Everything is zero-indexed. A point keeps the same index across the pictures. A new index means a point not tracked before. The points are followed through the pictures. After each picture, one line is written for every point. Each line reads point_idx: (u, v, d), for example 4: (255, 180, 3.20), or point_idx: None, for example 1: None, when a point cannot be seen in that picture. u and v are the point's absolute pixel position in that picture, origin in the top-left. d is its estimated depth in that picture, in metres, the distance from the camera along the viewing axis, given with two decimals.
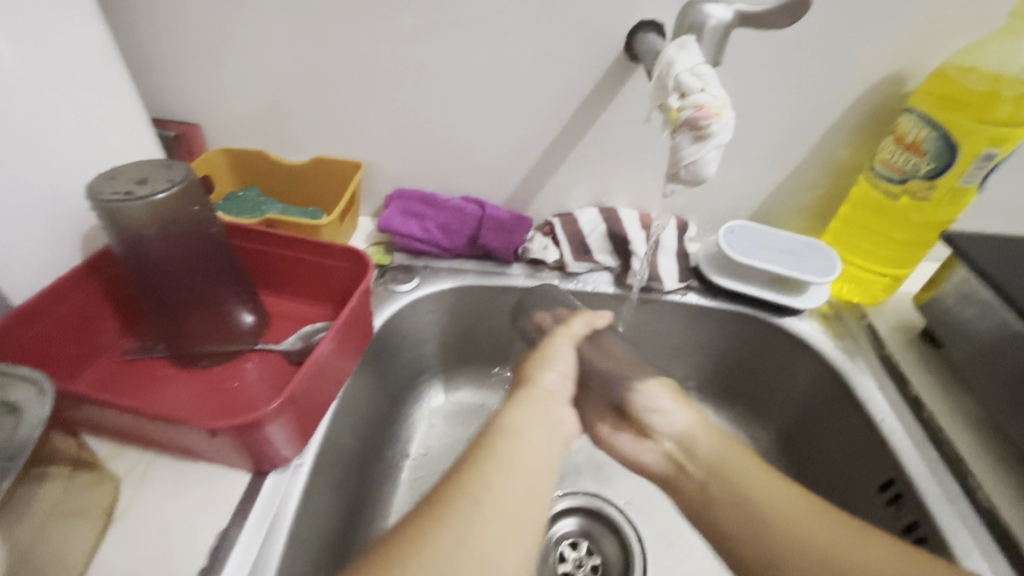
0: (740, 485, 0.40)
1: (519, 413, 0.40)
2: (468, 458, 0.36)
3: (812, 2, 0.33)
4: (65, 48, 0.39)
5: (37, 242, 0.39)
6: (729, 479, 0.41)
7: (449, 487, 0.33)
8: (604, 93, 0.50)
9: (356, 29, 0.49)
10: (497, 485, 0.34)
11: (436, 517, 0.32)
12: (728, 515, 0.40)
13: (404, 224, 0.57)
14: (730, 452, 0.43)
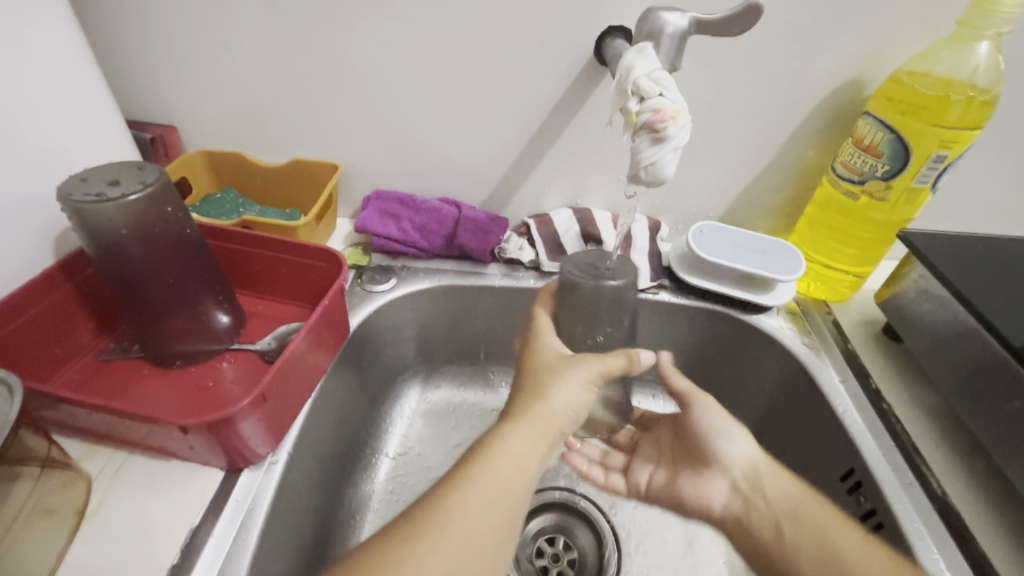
0: (801, 528, 0.43)
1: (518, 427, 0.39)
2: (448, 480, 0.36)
3: (763, 11, 0.34)
4: (36, 51, 0.39)
5: (9, 244, 0.39)
6: (797, 522, 0.44)
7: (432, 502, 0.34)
8: (576, 97, 0.51)
9: (331, 33, 0.49)
10: (475, 510, 0.34)
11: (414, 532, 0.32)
12: (731, 510, 0.49)
13: (382, 224, 0.58)
14: (802, 494, 0.45)
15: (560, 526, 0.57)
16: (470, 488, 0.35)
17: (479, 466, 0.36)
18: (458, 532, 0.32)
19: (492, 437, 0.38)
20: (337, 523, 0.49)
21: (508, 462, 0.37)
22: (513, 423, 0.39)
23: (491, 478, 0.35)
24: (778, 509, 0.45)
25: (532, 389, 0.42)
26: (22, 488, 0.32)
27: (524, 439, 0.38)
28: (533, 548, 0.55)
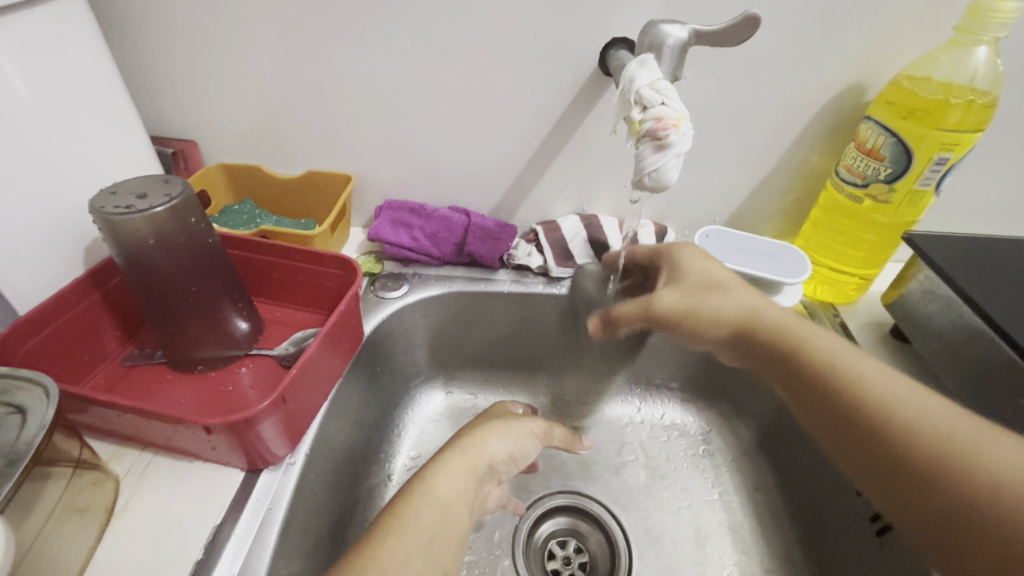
0: (813, 353, 0.38)
1: (430, 489, 0.35)
2: (377, 526, 0.33)
3: (759, 23, 0.35)
4: (68, 73, 0.41)
5: (42, 255, 0.41)
6: (806, 350, 0.38)
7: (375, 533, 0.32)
8: (581, 106, 0.53)
9: (344, 50, 0.51)
10: (415, 559, 0.31)
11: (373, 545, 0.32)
12: (767, 346, 0.40)
13: (395, 233, 0.59)
14: (799, 323, 0.40)
15: (571, 529, 0.58)
16: (396, 552, 0.31)
17: (400, 519, 0.33)
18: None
19: (420, 489, 0.35)
20: (352, 525, 0.50)
21: (431, 521, 0.34)
22: (437, 460, 0.37)
23: (418, 528, 0.33)
24: (780, 338, 0.40)
25: (454, 447, 0.39)
26: (56, 485, 0.33)
27: (451, 482, 0.36)
28: (545, 551, 0.56)
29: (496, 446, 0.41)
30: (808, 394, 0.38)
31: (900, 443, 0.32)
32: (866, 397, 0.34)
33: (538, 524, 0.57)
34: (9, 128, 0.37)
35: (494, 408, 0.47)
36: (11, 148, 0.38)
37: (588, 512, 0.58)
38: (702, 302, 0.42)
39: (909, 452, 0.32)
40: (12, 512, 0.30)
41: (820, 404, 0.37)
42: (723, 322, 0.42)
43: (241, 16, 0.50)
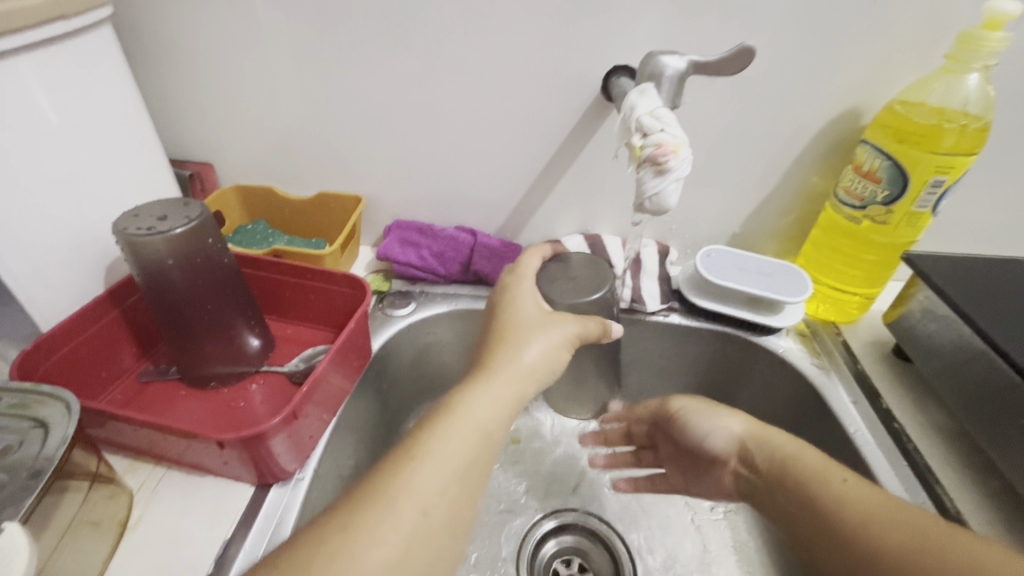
0: (823, 488, 0.38)
1: (459, 418, 0.33)
2: (397, 449, 0.32)
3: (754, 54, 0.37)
4: (95, 100, 0.43)
5: (66, 275, 0.43)
6: (804, 475, 0.40)
7: (400, 451, 0.32)
8: (583, 130, 0.55)
9: (356, 77, 0.54)
10: (426, 483, 0.30)
11: (370, 504, 0.29)
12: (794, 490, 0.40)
13: (403, 252, 0.61)
14: (787, 445, 0.42)
15: (575, 547, 0.58)
16: (423, 482, 0.30)
17: (434, 437, 0.32)
18: (406, 523, 0.29)
19: (446, 423, 0.33)
20: None
21: (462, 437, 0.33)
22: (481, 383, 0.35)
23: (453, 446, 0.32)
24: (809, 488, 0.39)
25: (497, 372, 0.36)
26: (73, 499, 0.34)
27: (484, 399, 0.35)
28: (549, 570, 0.56)
29: (532, 354, 0.38)
30: (807, 535, 0.38)
31: (887, 565, 0.33)
32: (851, 516, 0.36)
33: (542, 543, 0.57)
34: (39, 154, 0.39)
35: (509, 311, 0.41)
36: (41, 172, 0.40)
37: (593, 530, 0.58)
38: (699, 420, 0.48)
39: (869, 550, 0.34)
40: (34, 524, 0.31)
41: (801, 524, 0.39)
42: (723, 436, 0.46)
43: (259, 46, 0.52)
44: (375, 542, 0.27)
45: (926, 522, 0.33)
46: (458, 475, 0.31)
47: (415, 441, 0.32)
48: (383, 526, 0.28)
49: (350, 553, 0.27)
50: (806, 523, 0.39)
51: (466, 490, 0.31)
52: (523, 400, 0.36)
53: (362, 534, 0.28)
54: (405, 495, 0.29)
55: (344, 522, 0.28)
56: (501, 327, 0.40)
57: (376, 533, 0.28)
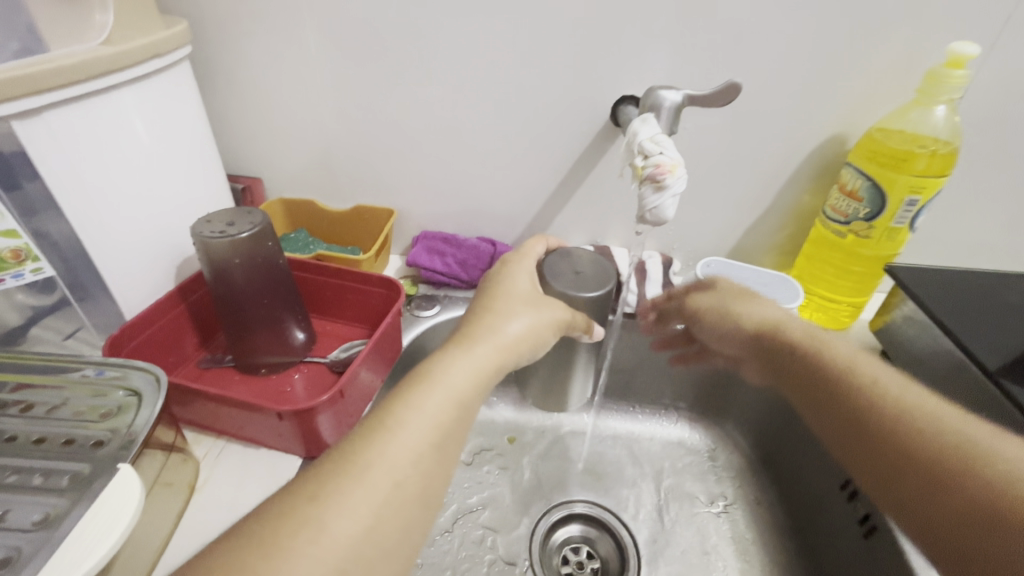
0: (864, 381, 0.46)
1: (435, 387, 0.36)
2: (381, 408, 0.34)
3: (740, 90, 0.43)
4: (176, 124, 0.50)
5: (146, 273, 0.50)
6: (832, 368, 0.49)
7: (381, 413, 0.34)
8: (593, 153, 0.61)
9: (393, 105, 0.61)
10: (401, 445, 0.32)
11: (350, 458, 0.31)
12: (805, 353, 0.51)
13: (429, 260, 0.67)
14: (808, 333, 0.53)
15: (584, 536, 0.62)
16: (398, 453, 0.32)
17: (413, 400, 0.35)
18: (378, 493, 0.30)
19: (426, 392, 0.35)
20: None
21: (439, 406, 0.35)
22: (455, 352, 0.38)
23: (428, 414, 0.34)
24: (841, 377, 0.47)
25: (475, 339, 0.40)
26: (156, 461, 0.40)
27: (462, 368, 0.37)
28: (559, 555, 0.61)
29: (514, 326, 0.42)
30: (830, 406, 0.47)
31: (902, 438, 0.41)
32: (893, 410, 0.43)
33: (554, 530, 0.62)
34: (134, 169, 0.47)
35: (501, 285, 0.46)
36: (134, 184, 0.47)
37: (600, 519, 0.63)
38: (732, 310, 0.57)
39: (882, 428, 0.43)
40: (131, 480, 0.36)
41: (840, 407, 0.47)
42: (752, 325, 0.56)
43: (311, 78, 0.60)
44: (345, 510, 0.29)
45: (938, 410, 0.41)
46: (434, 444, 0.33)
47: (388, 409, 0.34)
48: (355, 494, 0.30)
49: (320, 520, 0.28)
50: (833, 399, 0.47)
51: (437, 461, 0.33)
52: (503, 369, 0.40)
53: (335, 501, 0.29)
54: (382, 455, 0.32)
55: (315, 492, 0.30)
56: (488, 303, 0.44)
57: (343, 501, 0.29)
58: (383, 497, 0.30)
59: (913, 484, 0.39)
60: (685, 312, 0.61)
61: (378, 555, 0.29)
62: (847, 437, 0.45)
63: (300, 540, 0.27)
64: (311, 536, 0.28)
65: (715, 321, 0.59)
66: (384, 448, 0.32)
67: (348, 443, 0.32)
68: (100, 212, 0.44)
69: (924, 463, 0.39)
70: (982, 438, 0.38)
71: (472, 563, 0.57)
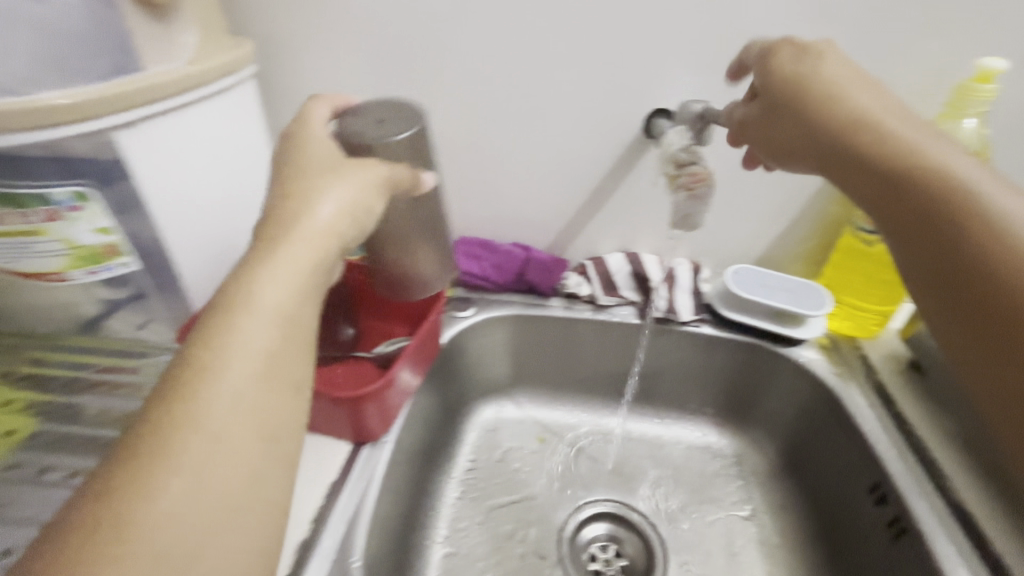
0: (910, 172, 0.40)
1: (219, 317, 0.32)
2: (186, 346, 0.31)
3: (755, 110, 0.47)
4: (244, 134, 0.55)
5: (213, 270, 0.54)
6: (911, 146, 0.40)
7: (194, 356, 0.30)
8: (626, 162, 0.64)
9: (436, 118, 0.65)
10: (224, 390, 0.29)
11: (180, 418, 0.28)
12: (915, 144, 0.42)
13: (466, 263, 0.70)
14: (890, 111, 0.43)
15: (611, 535, 0.64)
16: (205, 403, 0.29)
17: (215, 339, 0.31)
18: (210, 445, 0.28)
19: (230, 326, 0.31)
20: (420, 510, 0.59)
21: (251, 340, 0.31)
22: (261, 264, 0.34)
23: (237, 348, 0.31)
24: (864, 122, 0.42)
25: (276, 245, 0.35)
26: None
27: (273, 284, 0.33)
28: (587, 553, 0.62)
29: (320, 217, 0.36)
30: (861, 170, 0.42)
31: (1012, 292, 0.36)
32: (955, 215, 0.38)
33: (582, 528, 0.64)
34: (213, 176, 0.51)
35: (297, 159, 0.40)
36: (213, 190, 0.52)
37: (627, 519, 0.64)
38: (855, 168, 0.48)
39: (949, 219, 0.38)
40: None
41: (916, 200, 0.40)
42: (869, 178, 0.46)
43: (360, 92, 0.64)
44: (167, 471, 0.27)
45: (996, 194, 0.38)
46: (249, 378, 0.30)
47: (225, 350, 0.31)
48: (182, 457, 0.27)
49: (158, 487, 0.26)
50: (846, 165, 0.43)
51: (255, 400, 0.30)
52: (322, 262, 0.35)
53: (141, 463, 0.27)
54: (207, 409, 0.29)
55: (149, 456, 0.27)
56: (286, 188, 0.38)
57: (185, 461, 0.27)
58: (159, 451, 0.27)
59: (950, 321, 0.39)
60: (779, 92, 0.45)
61: (217, 506, 0.27)
62: (878, 205, 0.42)
63: (131, 512, 0.25)
64: (131, 509, 0.25)
65: (794, 110, 0.44)
66: (209, 396, 0.29)
67: (169, 394, 0.29)
68: (182, 214, 0.49)
69: (977, 262, 0.37)
70: (1005, 204, 0.37)
71: (502, 555, 0.60)
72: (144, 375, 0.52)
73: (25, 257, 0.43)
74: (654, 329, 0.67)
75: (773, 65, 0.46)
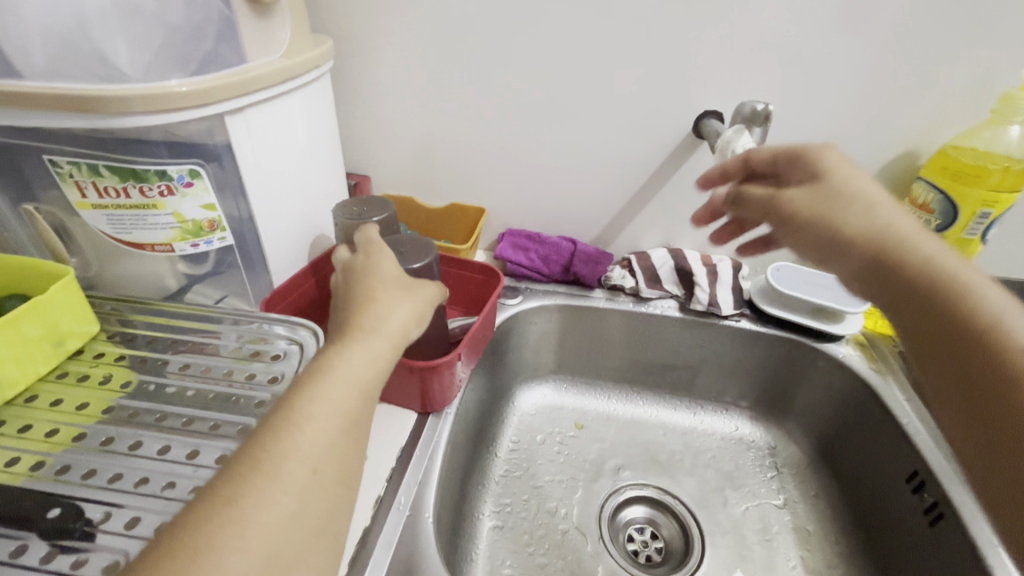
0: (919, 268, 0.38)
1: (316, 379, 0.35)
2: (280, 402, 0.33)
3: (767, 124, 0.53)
4: (324, 123, 0.59)
5: (292, 248, 0.58)
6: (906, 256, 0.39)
7: (283, 414, 0.33)
8: (674, 161, 0.67)
9: (494, 115, 0.68)
10: (306, 446, 0.31)
11: (264, 467, 0.30)
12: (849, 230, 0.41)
13: (514, 254, 0.74)
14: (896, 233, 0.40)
15: (649, 518, 0.66)
16: (298, 444, 0.31)
17: (307, 399, 0.33)
18: (294, 484, 0.30)
19: (321, 386, 0.35)
20: (471, 484, 0.62)
21: (337, 398, 0.34)
22: (344, 340, 0.38)
23: (328, 401, 0.34)
24: (886, 240, 0.40)
25: (357, 328, 0.39)
26: None
27: (359, 356, 0.37)
28: (626, 533, 0.65)
29: (395, 316, 0.41)
30: (838, 254, 0.41)
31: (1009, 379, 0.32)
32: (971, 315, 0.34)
33: (621, 510, 0.66)
34: (300, 162, 0.56)
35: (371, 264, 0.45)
36: (299, 174, 0.56)
37: (665, 504, 0.67)
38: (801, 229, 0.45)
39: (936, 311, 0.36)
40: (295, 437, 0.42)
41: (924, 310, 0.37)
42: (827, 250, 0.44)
43: (424, 89, 0.68)
44: (249, 502, 0.29)
45: (989, 291, 0.35)
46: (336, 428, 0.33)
47: (309, 399, 0.33)
48: (272, 488, 0.29)
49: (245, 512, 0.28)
50: (835, 245, 0.42)
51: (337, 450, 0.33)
52: (399, 349, 0.39)
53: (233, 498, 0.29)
54: (290, 460, 0.31)
55: (236, 486, 0.29)
56: (369, 289, 0.43)
57: (268, 490, 0.29)
58: (258, 486, 0.29)
59: (945, 394, 0.34)
60: (766, 208, 0.46)
61: (279, 551, 0.28)
62: (868, 279, 0.40)
63: (225, 533, 0.27)
64: (214, 541, 0.27)
65: (813, 221, 0.43)
66: (291, 451, 0.31)
67: (258, 438, 0.31)
68: (274, 195, 0.53)
69: (978, 359, 0.33)
70: (993, 300, 0.35)
71: (547, 529, 0.63)
72: (228, 337, 0.48)
73: (139, 227, 0.46)
74: (695, 322, 0.70)
75: (754, 196, 0.47)
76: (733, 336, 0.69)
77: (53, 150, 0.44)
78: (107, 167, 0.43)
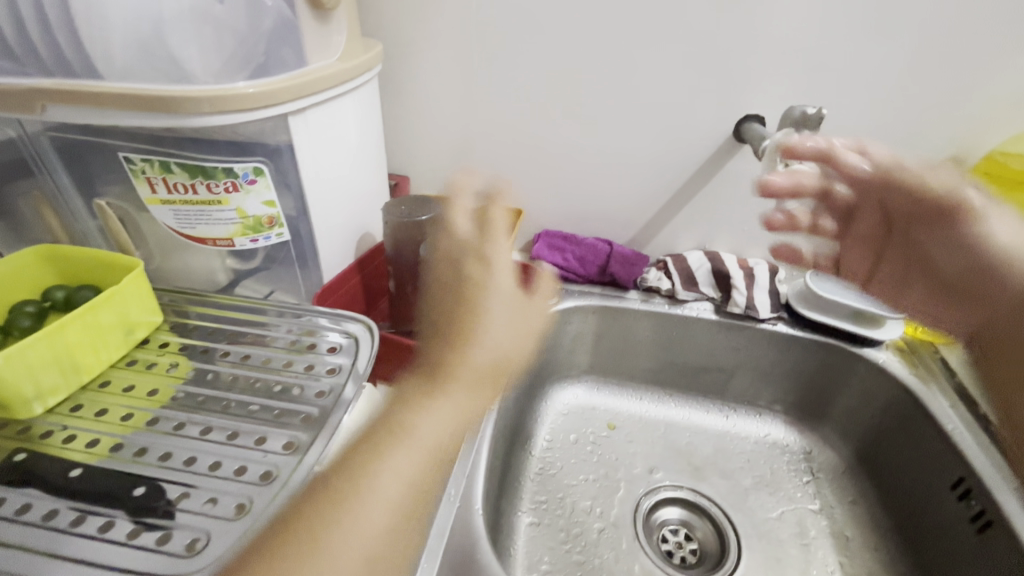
0: None
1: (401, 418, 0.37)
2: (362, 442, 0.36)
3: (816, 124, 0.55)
4: (373, 123, 0.61)
5: (341, 245, 0.60)
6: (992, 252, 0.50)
7: (362, 455, 0.35)
8: (713, 164, 0.67)
9: (534, 117, 0.70)
10: (381, 495, 0.34)
11: (343, 509, 0.33)
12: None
13: (550, 254, 0.75)
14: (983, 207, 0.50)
15: (683, 520, 0.67)
16: (371, 480, 0.34)
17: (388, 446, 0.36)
18: (370, 527, 0.33)
19: (405, 420, 0.37)
20: (508, 480, 0.63)
21: (427, 437, 0.36)
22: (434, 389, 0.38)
23: (410, 442, 0.36)
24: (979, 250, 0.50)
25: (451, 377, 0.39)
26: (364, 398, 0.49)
27: (448, 406, 0.38)
28: (660, 534, 0.65)
29: (487, 353, 0.40)
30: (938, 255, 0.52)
31: None
32: None
33: (655, 510, 0.67)
34: (351, 161, 0.57)
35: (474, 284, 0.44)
36: (350, 173, 0.58)
37: (699, 506, 0.67)
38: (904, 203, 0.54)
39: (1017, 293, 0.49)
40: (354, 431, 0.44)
41: None
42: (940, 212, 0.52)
43: (467, 93, 0.70)
44: (321, 526, 0.32)
45: None
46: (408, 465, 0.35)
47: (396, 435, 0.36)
48: (349, 530, 0.32)
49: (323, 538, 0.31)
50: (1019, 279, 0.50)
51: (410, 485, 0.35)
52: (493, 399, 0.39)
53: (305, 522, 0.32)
54: (368, 505, 0.33)
55: (310, 512, 0.32)
56: (459, 327, 0.41)
57: (343, 518, 0.32)
58: (325, 511, 0.32)
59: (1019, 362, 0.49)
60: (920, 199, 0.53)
61: None
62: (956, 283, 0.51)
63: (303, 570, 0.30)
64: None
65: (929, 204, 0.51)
66: (370, 497, 0.33)
67: (347, 459, 0.35)
68: (328, 194, 0.55)
69: None
70: None
71: (582, 528, 0.63)
72: (278, 328, 0.50)
73: (203, 222, 0.48)
74: (730, 325, 0.70)
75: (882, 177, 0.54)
76: (768, 339, 0.69)
77: (126, 147, 0.46)
78: (177, 164, 0.45)
